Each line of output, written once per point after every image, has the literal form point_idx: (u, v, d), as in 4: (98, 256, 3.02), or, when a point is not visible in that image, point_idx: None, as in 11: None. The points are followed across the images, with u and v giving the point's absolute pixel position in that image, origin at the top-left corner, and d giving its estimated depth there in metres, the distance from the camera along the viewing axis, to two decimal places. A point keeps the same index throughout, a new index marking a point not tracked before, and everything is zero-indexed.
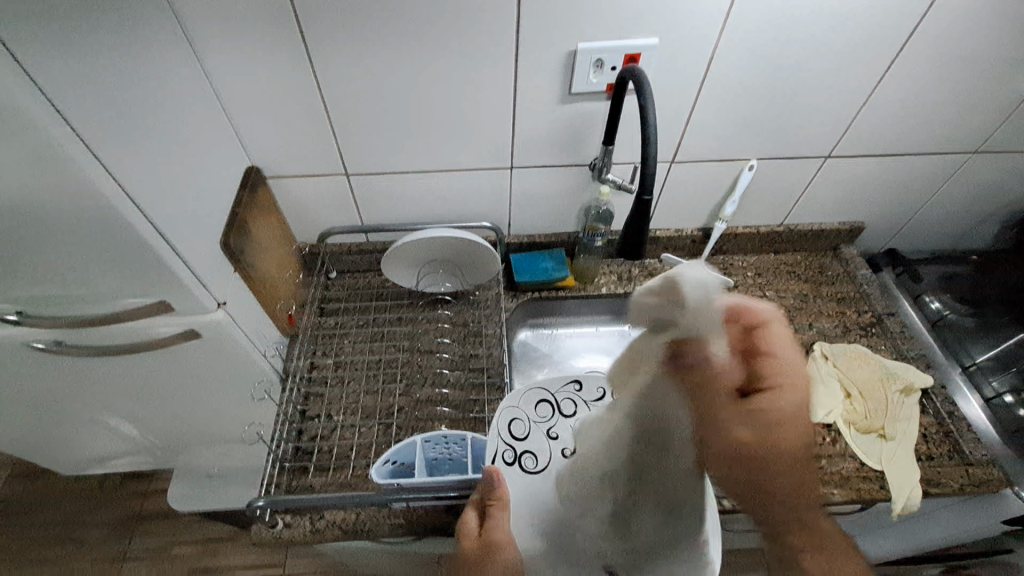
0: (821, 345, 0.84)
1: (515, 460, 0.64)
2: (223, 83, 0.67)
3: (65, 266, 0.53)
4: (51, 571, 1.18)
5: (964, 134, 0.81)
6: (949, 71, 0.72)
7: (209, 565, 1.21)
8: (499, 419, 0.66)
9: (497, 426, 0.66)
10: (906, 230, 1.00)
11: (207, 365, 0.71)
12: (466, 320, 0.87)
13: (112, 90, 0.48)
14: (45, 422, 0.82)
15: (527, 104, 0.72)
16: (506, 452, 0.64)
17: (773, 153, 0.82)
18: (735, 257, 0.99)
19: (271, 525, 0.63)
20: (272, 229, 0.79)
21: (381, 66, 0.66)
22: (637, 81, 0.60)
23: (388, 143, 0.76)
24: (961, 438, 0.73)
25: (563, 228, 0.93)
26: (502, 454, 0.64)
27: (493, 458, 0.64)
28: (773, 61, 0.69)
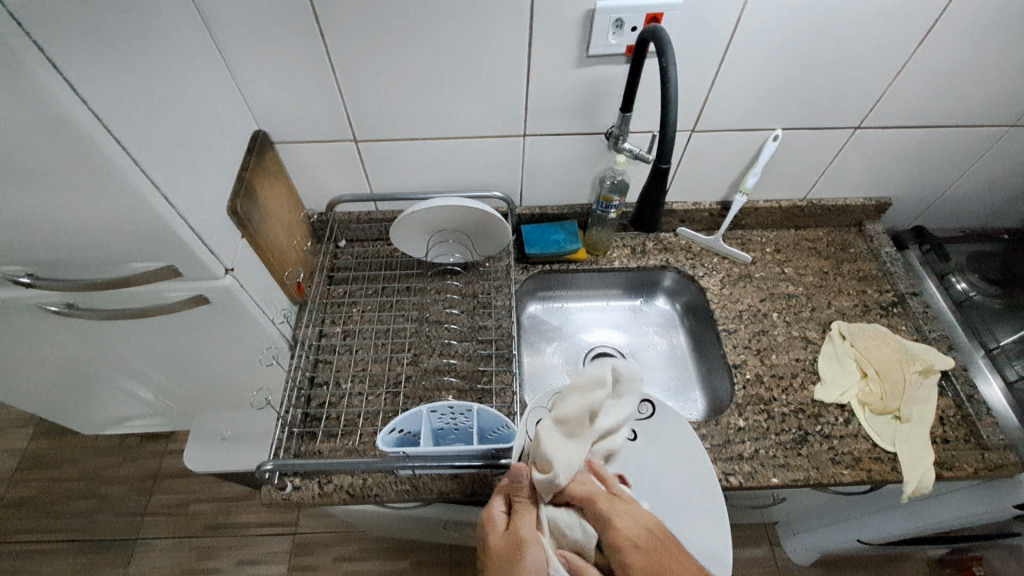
0: (838, 324, 0.82)
1: None
2: (228, 42, 0.64)
3: (72, 229, 0.53)
4: (77, 523, 1.24)
5: (1006, 105, 0.76)
6: (996, 36, 0.67)
7: (226, 522, 1.25)
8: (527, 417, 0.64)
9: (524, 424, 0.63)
10: (935, 207, 0.96)
11: (217, 331, 0.71)
12: (475, 291, 0.86)
13: (114, 47, 0.46)
14: (62, 383, 0.84)
15: (542, 67, 0.69)
16: (530, 448, 0.59)
17: (799, 123, 0.78)
18: (754, 231, 0.96)
19: (281, 488, 0.64)
20: (279, 195, 0.78)
21: (389, 24, 0.63)
22: (659, 42, 0.57)
23: (398, 108, 0.73)
24: (978, 422, 0.72)
25: (577, 199, 0.91)
26: (528, 450, 0.61)
27: (518, 453, 0.60)
28: (805, 23, 0.64)
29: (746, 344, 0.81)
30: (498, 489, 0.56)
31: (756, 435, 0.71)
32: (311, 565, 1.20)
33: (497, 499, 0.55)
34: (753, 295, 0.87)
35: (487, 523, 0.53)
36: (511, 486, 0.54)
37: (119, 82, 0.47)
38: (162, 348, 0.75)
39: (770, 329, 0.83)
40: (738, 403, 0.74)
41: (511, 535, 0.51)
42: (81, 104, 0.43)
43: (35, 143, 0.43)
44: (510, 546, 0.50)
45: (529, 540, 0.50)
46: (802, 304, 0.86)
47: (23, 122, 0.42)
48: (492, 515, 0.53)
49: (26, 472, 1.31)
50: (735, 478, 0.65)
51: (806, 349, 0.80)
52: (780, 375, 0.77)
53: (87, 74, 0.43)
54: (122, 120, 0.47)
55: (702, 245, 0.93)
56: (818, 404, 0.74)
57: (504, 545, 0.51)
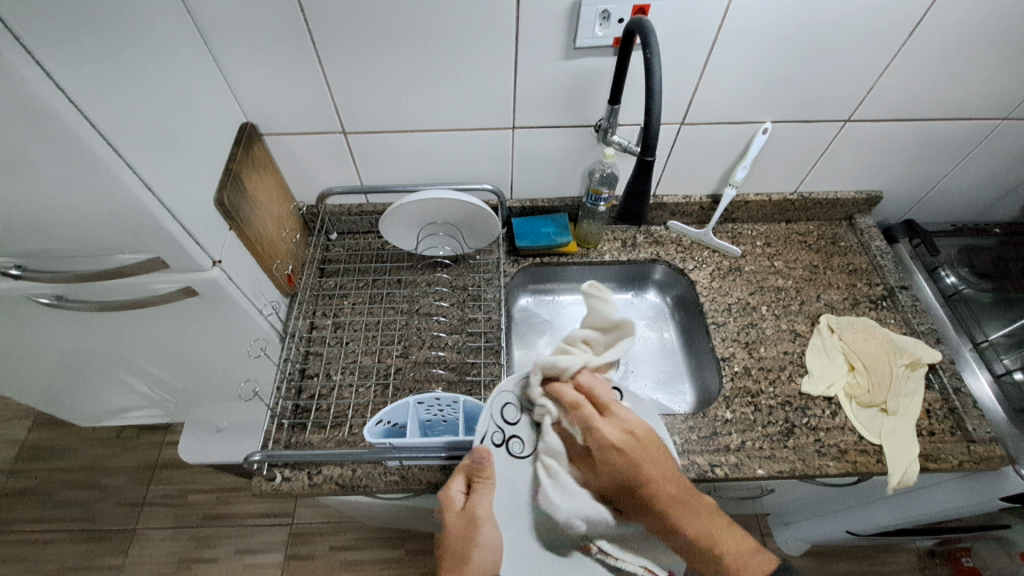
0: (827, 318, 0.82)
1: (504, 442, 0.59)
2: (214, 35, 0.64)
3: (57, 220, 0.53)
4: (76, 512, 1.25)
5: (997, 98, 0.76)
6: (986, 29, 0.66)
7: (223, 512, 1.26)
8: (492, 402, 0.61)
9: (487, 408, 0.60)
10: (927, 200, 0.96)
11: (208, 322, 0.71)
12: (466, 283, 0.87)
13: (97, 39, 0.46)
14: (56, 375, 0.85)
15: (530, 59, 0.69)
16: (495, 433, 0.59)
17: (789, 116, 0.78)
18: (745, 225, 0.96)
19: (271, 478, 0.65)
20: (268, 187, 0.78)
21: (375, 16, 0.63)
22: (644, 34, 0.57)
23: (387, 101, 0.73)
24: (965, 415, 0.72)
25: (567, 192, 0.91)
26: (491, 436, 0.59)
27: (481, 438, 0.59)
28: (794, 16, 0.64)
29: (735, 337, 0.81)
30: (457, 469, 0.59)
31: (743, 427, 0.71)
32: (307, 555, 1.21)
33: (456, 479, 0.59)
34: (743, 289, 0.87)
35: (444, 501, 0.57)
36: (472, 469, 0.58)
37: (101, 74, 0.47)
38: (153, 340, 0.75)
39: (759, 322, 0.83)
40: (725, 396, 0.74)
41: (466, 513, 0.57)
42: (63, 96, 0.43)
43: (16, 136, 0.43)
44: (464, 524, 0.56)
45: (481, 521, 0.56)
46: (792, 297, 0.86)
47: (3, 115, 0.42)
48: (451, 496, 0.57)
49: (25, 463, 1.32)
50: (720, 470, 0.66)
51: (795, 342, 0.81)
52: (767, 368, 0.78)
53: (68, 65, 0.43)
54: (105, 112, 0.47)
55: (693, 238, 0.93)
56: (805, 397, 0.74)
57: (461, 521, 0.56)
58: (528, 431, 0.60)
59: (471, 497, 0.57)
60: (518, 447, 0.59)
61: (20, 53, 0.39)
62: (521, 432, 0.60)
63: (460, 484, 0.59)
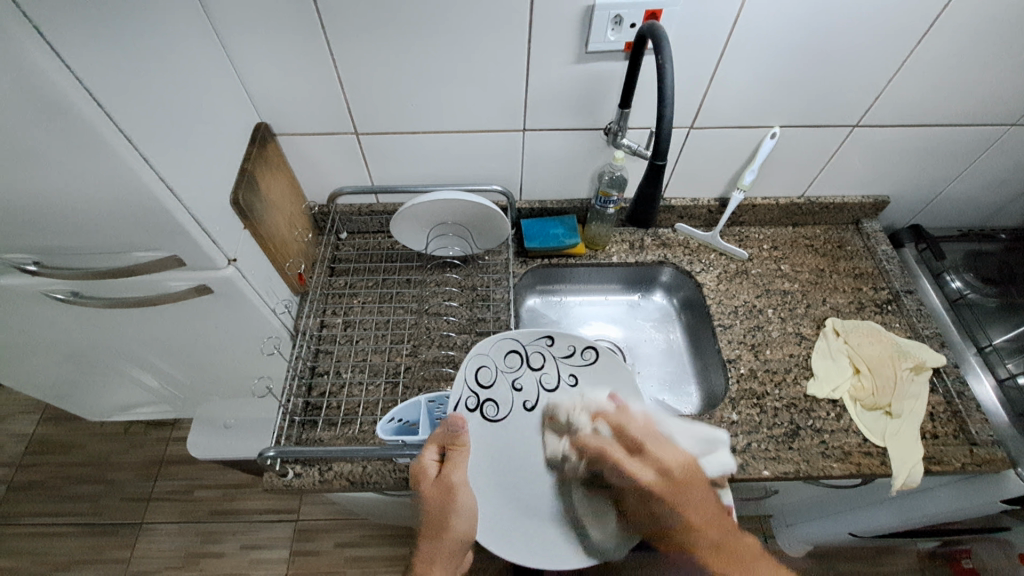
0: (833, 321, 0.82)
1: (477, 407, 0.65)
2: (230, 37, 0.65)
3: (77, 219, 0.54)
4: (82, 506, 1.26)
5: (1005, 105, 0.76)
6: (997, 35, 0.67)
7: (229, 508, 1.27)
8: (467, 368, 0.66)
9: (465, 372, 0.66)
10: (933, 206, 0.97)
11: (221, 319, 0.72)
12: (474, 283, 0.87)
13: (120, 42, 0.47)
14: (69, 369, 0.85)
15: (542, 63, 0.69)
16: (469, 399, 0.65)
17: (799, 119, 0.78)
18: (752, 229, 0.96)
19: (283, 474, 0.65)
20: (281, 187, 0.79)
21: (389, 16, 0.63)
22: (656, 39, 0.57)
23: (400, 103, 0.74)
24: (968, 418, 0.73)
25: (576, 193, 0.92)
26: (466, 400, 0.65)
27: (455, 405, 0.64)
28: (804, 21, 0.65)
29: (741, 339, 0.82)
30: (430, 440, 0.62)
31: (748, 428, 0.72)
32: (312, 551, 1.22)
33: (430, 449, 0.61)
34: (750, 292, 0.87)
35: (420, 471, 0.59)
36: (447, 437, 0.61)
37: (123, 76, 0.47)
38: (165, 336, 0.76)
39: (765, 325, 0.83)
40: (731, 397, 0.75)
41: (443, 485, 0.58)
42: (84, 95, 0.43)
43: (41, 135, 0.44)
44: (442, 494, 0.58)
45: (458, 488, 0.58)
46: (798, 300, 0.86)
47: (30, 113, 0.42)
48: (426, 466, 0.59)
49: (34, 457, 1.33)
50: (726, 470, 0.67)
51: (800, 345, 0.81)
52: (773, 370, 0.78)
53: (92, 70, 0.44)
54: (126, 111, 0.48)
55: (700, 241, 0.93)
56: (810, 399, 0.75)
57: (437, 494, 0.58)
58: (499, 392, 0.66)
59: (448, 469, 0.59)
60: (491, 411, 0.66)
61: (39, 45, 0.39)
62: (494, 397, 0.66)
63: (432, 453, 0.61)
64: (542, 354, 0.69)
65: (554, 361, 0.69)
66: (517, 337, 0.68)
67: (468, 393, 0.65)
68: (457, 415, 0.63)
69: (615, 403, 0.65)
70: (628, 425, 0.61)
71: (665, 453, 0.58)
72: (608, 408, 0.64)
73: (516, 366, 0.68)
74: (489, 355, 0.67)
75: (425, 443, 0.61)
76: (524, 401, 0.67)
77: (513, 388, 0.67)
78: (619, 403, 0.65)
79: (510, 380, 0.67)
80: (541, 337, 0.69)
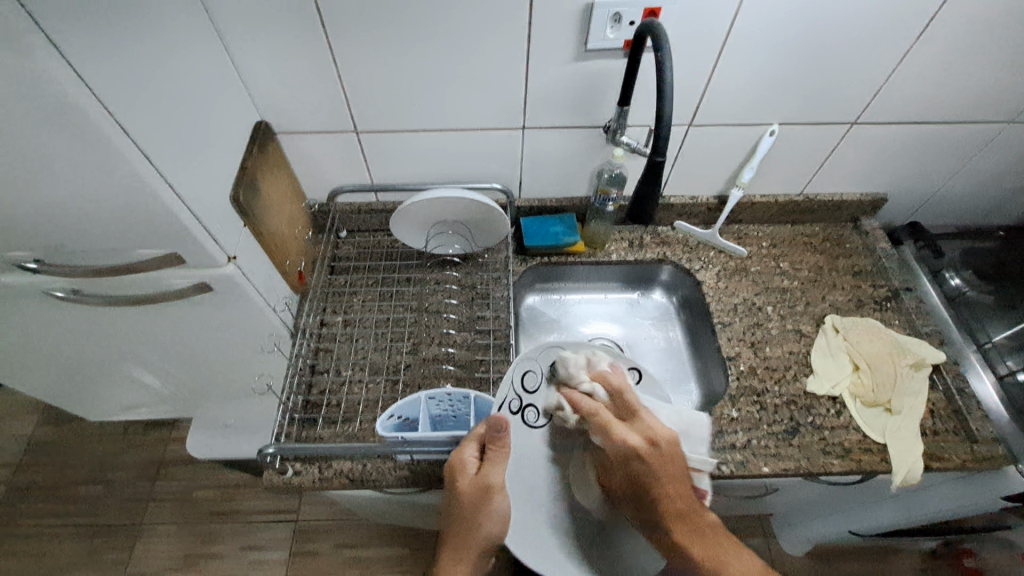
0: (832, 318, 0.83)
1: (520, 410, 0.65)
2: (230, 35, 0.65)
3: (79, 217, 0.54)
4: (81, 507, 1.26)
5: (1003, 101, 0.77)
6: (992, 32, 0.67)
7: (228, 508, 1.27)
8: (515, 369, 0.67)
9: (510, 375, 0.66)
10: (931, 204, 0.97)
11: (221, 317, 0.72)
12: (474, 282, 0.87)
13: (120, 39, 0.47)
14: (69, 369, 0.86)
15: (541, 61, 0.70)
16: (514, 400, 0.66)
17: (798, 117, 0.78)
18: (751, 227, 0.97)
19: (282, 472, 0.65)
20: (281, 185, 0.79)
21: (388, 14, 0.64)
22: (655, 35, 0.58)
23: (400, 101, 0.74)
24: (969, 415, 0.73)
25: (575, 192, 0.92)
26: (508, 402, 0.65)
27: (500, 405, 0.65)
28: (802, 18, 0.65)
29: (740, 337, 0.82)
30: (472, 435, 0.61)
31: (748, 426, 0.72)
32: (311, 551, 1.22)
33: (470, 446, 0.61)
34: (749, 289, 0.88)
35: (460, 468, 0.59)
36: (491, 438, 0.60)
37: (124, 73, 0.47)
38: (166, 335, 0.76)
39: (764, 323, 0.84)
40: (731, 395, 0.75)
41: (480, 484, 0.59)
42: (85, 90, 0.43)
43: (42, 131, 0.44)
44: (479, 492, 0.59)
45: (495, 489, 0.60)
46: (797, 298, 0.87)
47: (31, 109, 0.42)
48: (465, 463, 0.59)
49: (32, 457, 1.33)
50: (727, 467, 0.66)
51: (800, 342, 0.81)
52: (773, 367, 0.78)
53: (93, 66, 0.44)
54: (126, 107, 0.48)
55: (699, 239, 0.94)
56: (810, 397, 0.75)
57: (474, 492, 0.59)
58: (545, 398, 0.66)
59: (486, 468, 0.60)
60: (532, 416, 0.65)
61: (39, 39, 0.39)
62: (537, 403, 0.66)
63: (472, 449, 0.61)
64: None
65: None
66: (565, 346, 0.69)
67: (514, 395, 0.66)
68: (502, 416, 0.62)
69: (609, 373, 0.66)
70: (626, 394, 0.64)
71: (656, 423, 0.62)
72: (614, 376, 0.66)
73: None
74: (536, 361, 0.67)
75: (466, 438, 0.61)
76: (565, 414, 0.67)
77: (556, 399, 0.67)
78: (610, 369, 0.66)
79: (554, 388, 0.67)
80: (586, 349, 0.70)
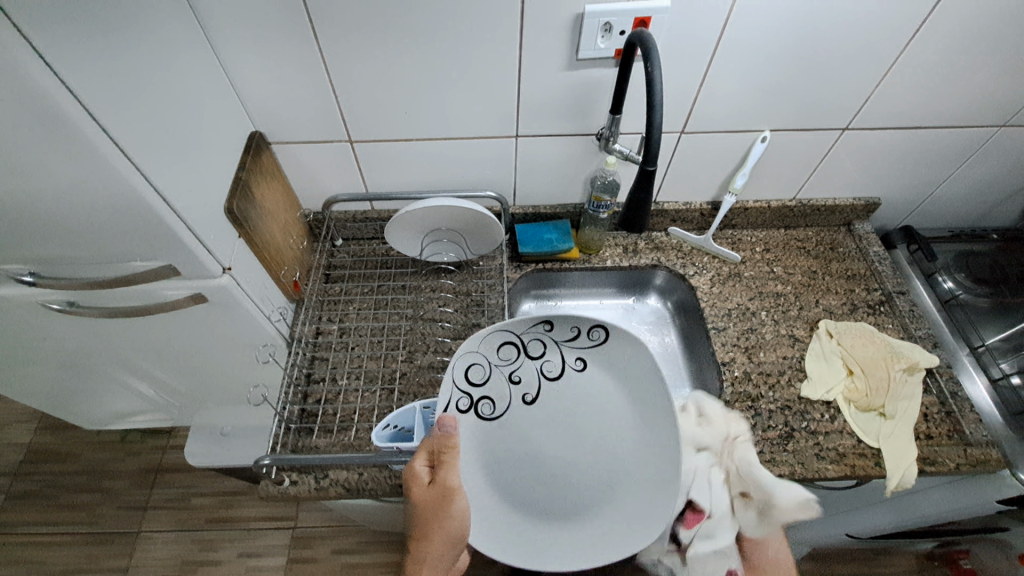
0: (825, 323, 0.83)
1: (471, 406, 0.67)
2: (224, 47, 0.65)
3: (72, 230, 0.54)
4: (79, 515, 1.26)
5: (995, 105, 0.77)
6: (983, 36, 0.67)
7: (227, 516, 1.27)
8: (454, 370, 0.66)
9: (450, 377, 0.65)
10: (924, 207, 0.97)
11: (216, 327, 0.73)
12: (469, 289, 0.88)
13: (113, 56, 0.48)
14: (66, 378, 0.86)
15: (533, 70, 0.70)
16: (461, 399, 0.66)
17: (790, 123, 0.79)
18: (745, 231, 0.97)
19: (278, 482, 0.66)
20: (276, 195, 0.79)
21: (381, 24, 0.64)
22: (645, 45, 0.58)
23: (394, 110, 0.74)
24: (962, 418, 0.73)
25: (569, 198, 0.92)
26: (457, 401, 0.66)
27: (445, 406, 0.65)
28: (793, 27, 0.65)
29: (735, 342, 0.82)
30: (421, 447, 0.61)
31: None
32: (310, 558, 1.22)
33: (421, 456, 0.61)
34: (743, 294, 0.88)
35: (413, 477, 0.59)
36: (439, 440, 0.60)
37: (116, 88, 0.48)
38: (161, 345, 0.76)
39: (758, 328, 0.84)
40: (726, 400, 0.75)
41: (437, 485, 0.58)
42: (79, 107, 0.44)
43: (32, 147, 0.45)
44: (437, 494, 0.58)
45: (454, 490, 0.58)
46: (791, 302, 0.87)
47: (23, 125, 0.43)
48: (418, 472, 0.59)
49: (31, 465, 1.33)
50: (722, 473, 0.67)
51: (794, 347, 0.82)
52: (767, 372, 0.79)
53: (85, 83, 0.44)
54: (118, 120, 0.48)
55: (693, 244, 0.94)
56: (805, 401, 0.75)
57: (432, 494, 0.58)
58: (494, 387, 0.68)
59: (440, 471, 0.59)
60: (487, 408, 0.67)
61: (31, 56, 0.40)
62: (489, 394, 0.67)
63: (426, 457, 0.61)
64: (541, 339, 0.67)
65: (557, 345, 0.68)
66: (510, 330, 0.66)
67: (460, 392, 0.66)
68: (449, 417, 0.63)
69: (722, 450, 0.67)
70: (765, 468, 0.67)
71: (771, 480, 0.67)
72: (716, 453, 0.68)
73: (512, 357, 0.68)
74: (478, 353, 0.67)
75: (418, 449, 0.62)
76: (522, 394, 0.68)
77: (511, 382, 0.68)
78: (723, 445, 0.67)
79: (507, 373, 0.68)
80: (537, 323, 0.67)
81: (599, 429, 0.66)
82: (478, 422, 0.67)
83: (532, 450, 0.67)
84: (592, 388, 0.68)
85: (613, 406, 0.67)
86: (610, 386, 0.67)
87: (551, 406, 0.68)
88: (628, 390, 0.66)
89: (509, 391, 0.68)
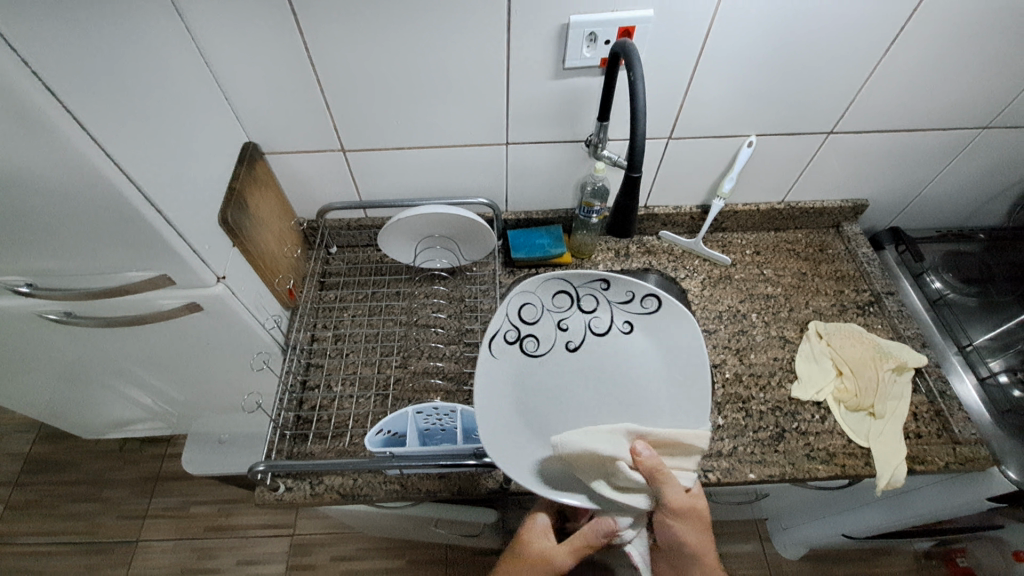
0: (815, 324, 0.84)
1: (518, 341, 0.67)
2: (216, 60, 0.67)
3: (67, 241, 0.55)
4: (77, 525, 1.26)
5: (977, 108, 0.78)
6: (961, 40, 0.69)
7: (226, 524, 1.28)
8: (512, 304, 0.66)
9: (506, 310, 0.66)
10: (912, 208, 0.98)
11: (212, 336, 0.73)
12: (462, 295, 0.89)
13: (106, 72, 0.49)
14: (64, 388, 0.87)
15: (521, 79, 0.71)
16: (509, 332, 0.67)
17: (776, 127, 0.80)
18: (735, 234, 0.98)
19: (274, 488, 0.66)
20: (270, 204, 0.80)
21: (370, 36, 0.65)
22: (628, 55, 0.59)
23: (385, 119, 0.75)
24: (951, 417, 0.74)
25: (561, 204, 0.93)
26: (505, 334, 0.66)
27: (495, 336, 0.66)
28: (776, 34, 0.67)
29: (726, 344, 0.83)
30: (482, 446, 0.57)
31: (734, 432, 0.73)
32: (310, 564, 1.22)
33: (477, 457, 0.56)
34: (733, 297, 0.89)
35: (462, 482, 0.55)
36: None
37: (110, 104, 0.49)
38: (158, 355, 0.77)
39: (749, 329, 0.85)
40: (717, 402, 0.76)
41: None
42: (73, 123, 0.45)
43: (27, 161, 0.46)
44: None
45: None
46: (781, 304, 0.88)
47: (17, 141, 0.44)
48: None
49: (30, 475, 1.33)
50: (713, 474, 0.68)
51: (784, 348, 0.82)
52: (758, 374, 0.79)
53: (78, 99, 0.45)
54: (111, 134, 0.49)
55: (684, 247, 0.95)
56: (795, 402, 0.76)
57: None
58: (541, 330, 0.69)
59: None
60: (530, 346, 0.68)
61: (25, 74, 0.41)
62: (536, 333, 0.69)
63: None
64: (595, 296, 0.70)
65: (608, 305, 0.70)
66: (568, 280, 0.68)
67: (510, 328, 0.67)
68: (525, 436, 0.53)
69: (636, 443, 0.59)
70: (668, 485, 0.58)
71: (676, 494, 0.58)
72: (622, 450, 0.58)
73: (565, 306, 0.69)
74: (536, 293, 0.68)
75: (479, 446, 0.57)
76: (567, 342, 0.70)
77: (558, 327, 0.69)
78: (639, 431, 0.60)
79: (556, 320, 0.69)
80: (596, 282, 0.68)
81: (637, 380, 0.69)
82: (521, 359, 0.68)
83: (560, 395, 0.69)
84: (637, 350, 0.70)
85: (653, 368, 0.69)
86: (655, 349, 0.69)
87: (590, 366, 0.70)
88: (673, 361, 0.68)
89: (553, 335, 0.69)
